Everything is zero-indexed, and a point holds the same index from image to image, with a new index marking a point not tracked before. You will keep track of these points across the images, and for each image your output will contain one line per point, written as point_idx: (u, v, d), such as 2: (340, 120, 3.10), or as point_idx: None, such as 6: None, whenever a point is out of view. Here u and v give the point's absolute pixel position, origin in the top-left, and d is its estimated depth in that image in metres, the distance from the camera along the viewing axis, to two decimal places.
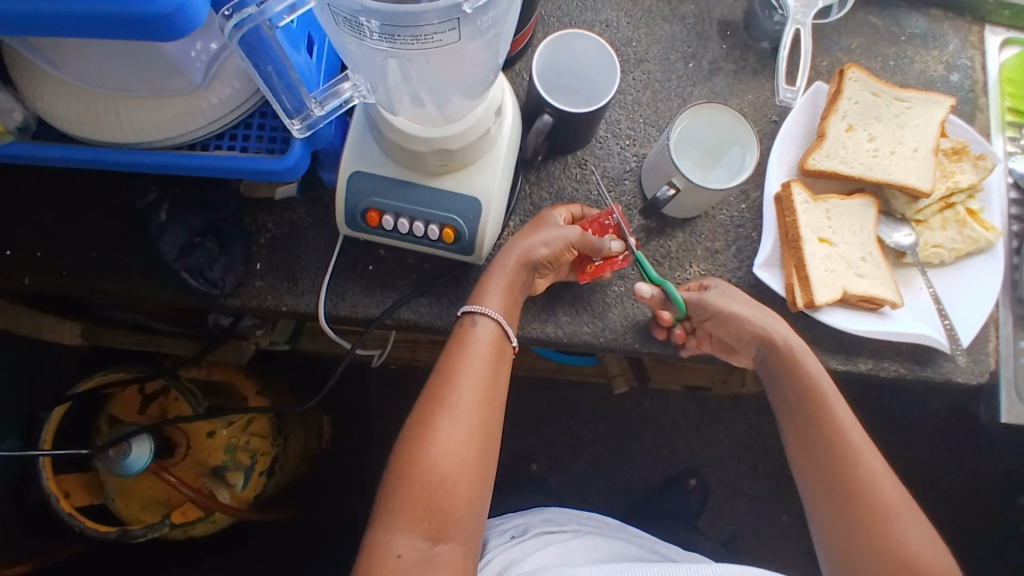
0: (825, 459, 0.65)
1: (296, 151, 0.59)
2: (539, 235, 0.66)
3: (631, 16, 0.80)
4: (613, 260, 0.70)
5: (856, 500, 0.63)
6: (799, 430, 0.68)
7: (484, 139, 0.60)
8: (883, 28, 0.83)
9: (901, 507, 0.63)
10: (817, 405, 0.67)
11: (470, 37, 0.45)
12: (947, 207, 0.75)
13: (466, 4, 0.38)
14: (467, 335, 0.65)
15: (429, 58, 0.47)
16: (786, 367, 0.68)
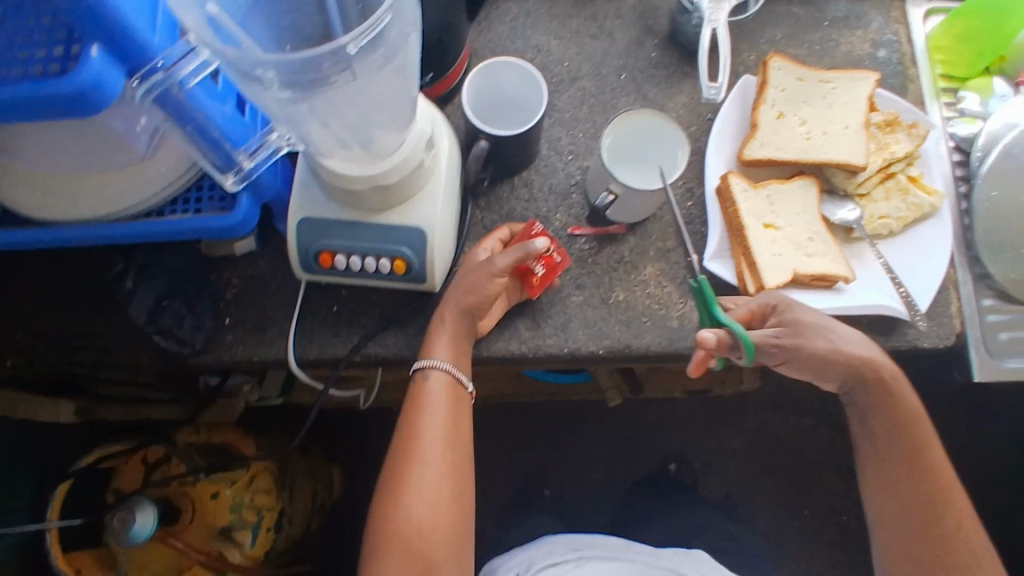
0: (909, 459, 0.67)
1: (244, 206, 0.62)
2: (472, 286, 0.66)
3: (561, 38, 0.83)
4: (553, 263, 0.71)
5: (934, 498, 0.66)
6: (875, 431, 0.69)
7: (419, 171, 0.62)
8: (806, 17, 0.85)
9: (952, 504, 0.66)
10: (892, 412, 0.67)
11: (369, 74, 0.49)
12: (889, 178, 0.76)
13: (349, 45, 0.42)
14: (424, 387, 0.67)
15: (337, 100, 0.51)
16: (868, 368, 0.66)
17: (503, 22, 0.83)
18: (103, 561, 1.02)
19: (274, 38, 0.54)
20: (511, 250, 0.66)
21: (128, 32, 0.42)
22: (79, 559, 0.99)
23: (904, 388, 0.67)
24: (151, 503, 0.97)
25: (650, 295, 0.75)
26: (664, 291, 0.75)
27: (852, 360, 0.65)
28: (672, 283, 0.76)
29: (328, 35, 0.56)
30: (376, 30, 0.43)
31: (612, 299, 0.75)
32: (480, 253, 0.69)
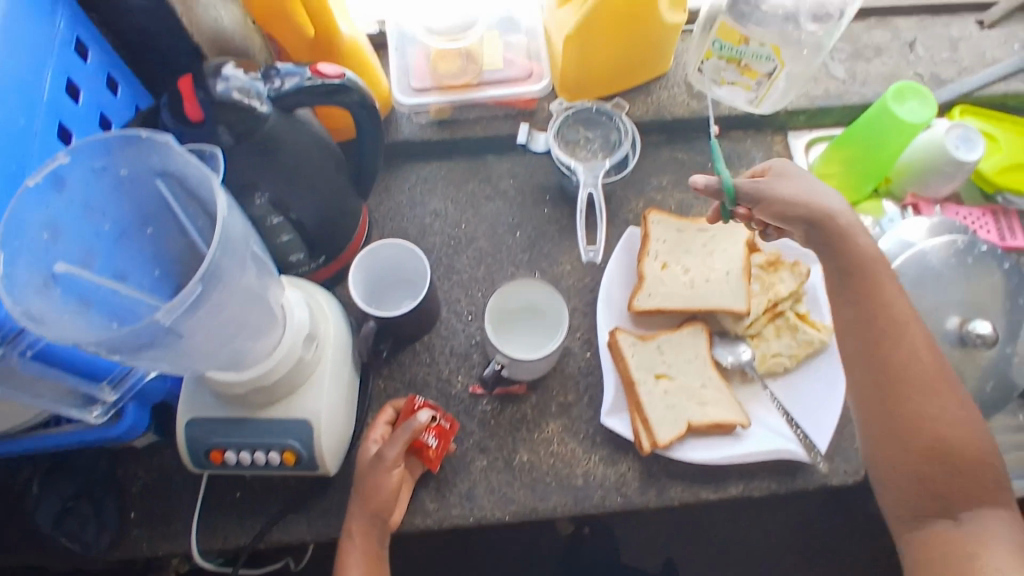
0: (888, 414, 0.63)
1: (130, 415, 0.64)
2: (371, 486, 0.66)
3: (457, 202, 0.87)
4: (443, 429, 0.71)
5: (899, 407, 0.62)
6: (869, 394, 0.64)
7: (298, 367, 0.64)
8: (690, 161, 0.89)
9: (925, 417, 0.61)
10: (884, 368, 0.64)
11: (221, 320, 0.53)
12: (777, 316, 0.77)
13: (166, 314, 0.45)
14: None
15: (208, 352, 0.54)
16: (847, 287, 0.67)
17: (402, 191, 0.87)
18: None
19: (139, 266, 0.55)
20: (395, 435, 0.67)
21: None
22: None
23: (891, 306, 0.65)
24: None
25: (553, 454, 0.75)
26: (568, 447, 0.75)
27: (818, 189, 0.69)
28: (575, 438, 0.76)
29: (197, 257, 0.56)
30: (191, 298, 0.47)
31: (517, 461, 0.75)
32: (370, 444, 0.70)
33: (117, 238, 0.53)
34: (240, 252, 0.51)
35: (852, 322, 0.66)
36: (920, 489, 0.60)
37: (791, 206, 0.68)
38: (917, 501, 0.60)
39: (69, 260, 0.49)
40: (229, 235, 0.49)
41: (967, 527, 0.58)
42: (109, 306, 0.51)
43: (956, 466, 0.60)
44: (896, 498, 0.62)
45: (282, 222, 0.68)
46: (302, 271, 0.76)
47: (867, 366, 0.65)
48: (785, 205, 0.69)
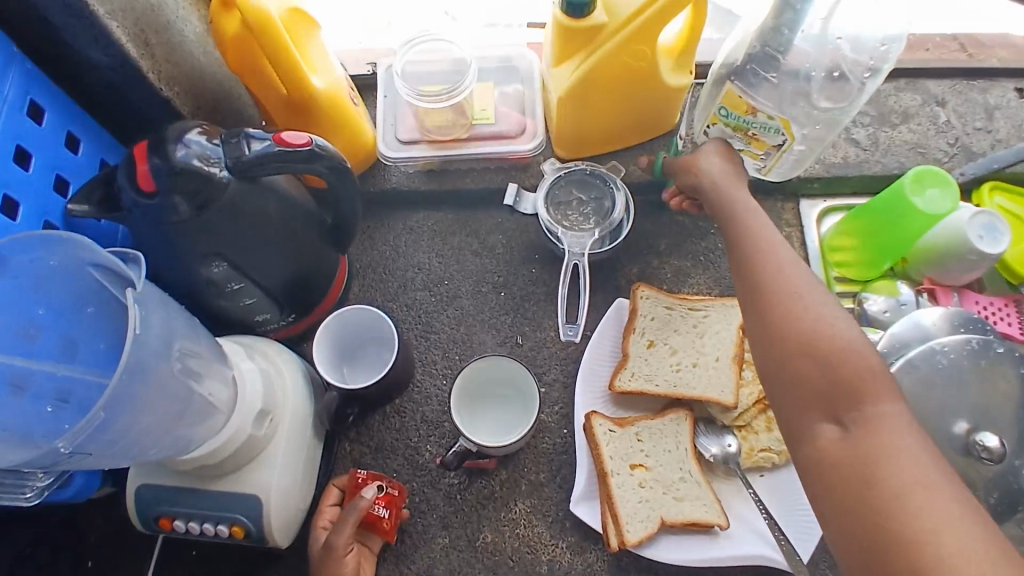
0: (772, 337, 0.53)
1: (80, 480, 0.63)
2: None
3: (442, 255, 0.84)
4: (392, 498, 0.68)
5: (798, 348, 0.51)
6: (743, 280, 0.59)
7: (249, 443, 0.62)
8: (691, 224, 0.85)
9: (821, 334, 0.51)
10: (762, 280, 0.57)
11: (141, 426, 0.49)
12: (768, 407, 0.73)
13: (64, 445, 0.42)
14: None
15: (128, 455, 0.51)
16: (745, 263, 0.59)
17: (387, 241, 0.85)
18: None
19: (93, 336, 0.54)
20: (342, 520, 0.64)
21: None
22: None
23: (783, 273, 0.56)
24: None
25: (519, 537, 0.71)
26: (535, 531, 0.72)
27: (727, 176, 0.68)
28: (543, 521, 0.72)
29: None
30: (95, 423, 0.43)
31: (480, 542, 0.71)
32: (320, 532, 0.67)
33: (60, 316, 0.52)
34: (154, 359, 0.48)
35: (737, 264, 0.60)
36: (836, 442, 0.48)
37: (716, 188, 0.67)
38: (836, 445, 0.47)
39: (2, 348, 0.50)
40: (138, 345, 0.45)
41: (885, 438, 0.46)
42: (46, 391, 0.52)
43: (839, 398, 0.49)
44: (797, 422, 0.50)
45: (244, 286, 0.66)
46: (272, 327, 0.74)
47: (745, 256, 0.60)
48: (707, 191, 0.68)
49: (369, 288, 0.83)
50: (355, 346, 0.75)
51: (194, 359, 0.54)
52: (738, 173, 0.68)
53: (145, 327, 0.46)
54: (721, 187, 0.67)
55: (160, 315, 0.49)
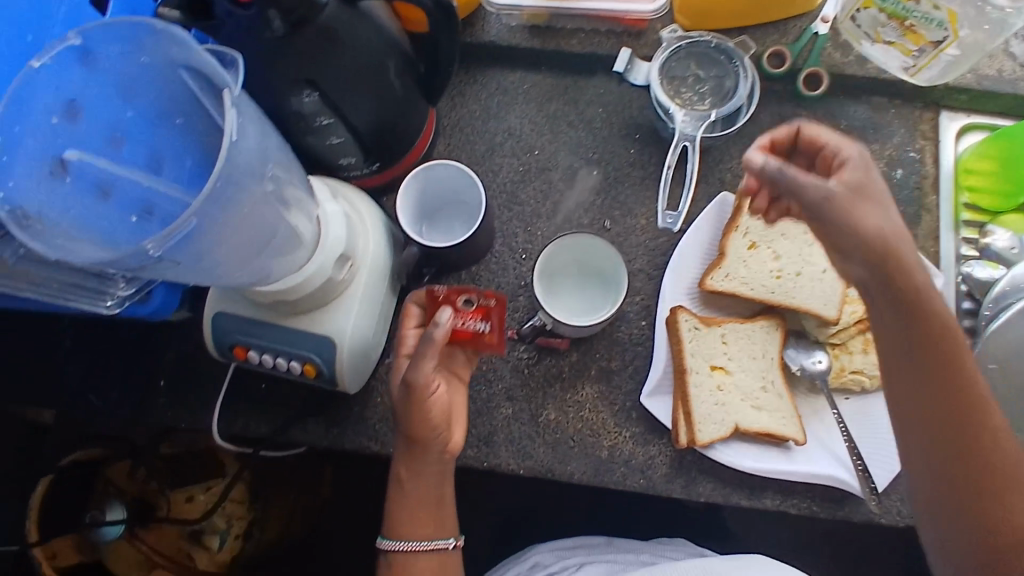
0: (942, 398, 0.53)
1: (158, 297, 0.63)
2: (411, 421, 0.60)
3: (536, 123, 0.77)
4: (485, 312, 0.59)
5: (972, 429, 0.53)
6: (896, 374, 0.54)
7: (329, 284, 0.60)
8: (814, 122, 0.76)
9: (982, 439, 0.53)
10: (929, 316, 0.51)
11: (232, 241, 0.48)
12: (868, 329, 0.68)
13: (153, 247, 0.40)
14: (407, 559, 0.64)
15: (217, 272, 0.50)
16: (906, 320, 0.52)
17: (479, 100, 0.78)
18: (82, 544, 0.99)
19: (176, 154, 0.50)
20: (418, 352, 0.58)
21: None
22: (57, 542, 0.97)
23: (949, 342, 0.52)
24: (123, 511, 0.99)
25: (582, 420, 0.71)
26: (599, 416, 0.70)
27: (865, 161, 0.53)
28: (609, 408, 0.71)
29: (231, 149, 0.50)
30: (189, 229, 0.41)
31: (542, 419, 0.71)
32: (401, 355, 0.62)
33: (146, 123, 0.49)
34: (250, 171, 0.45)
35: (895, 325, 0.53)
36: (984, 551, 0.54)
37: (875, 255, 0.50)
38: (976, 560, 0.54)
39: (87, 147, 0.46)
40: (234, 154, 0.43)
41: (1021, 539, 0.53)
42: (129, 200, 0.48)
43: (983, 481, 0.53)
44: (939, 500, 0.55)
45: (333, 124, 0.62)
46: (356, 174, 0.70)
47: (911, 324, 0.52)
48: (848, 234, 0.50)
49: (455, 148, 0.78)
50: (445, 200, 0.71)
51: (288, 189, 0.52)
52: (894, 217, 0.51)
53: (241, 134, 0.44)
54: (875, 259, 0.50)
55: (254, 128, 0.46)
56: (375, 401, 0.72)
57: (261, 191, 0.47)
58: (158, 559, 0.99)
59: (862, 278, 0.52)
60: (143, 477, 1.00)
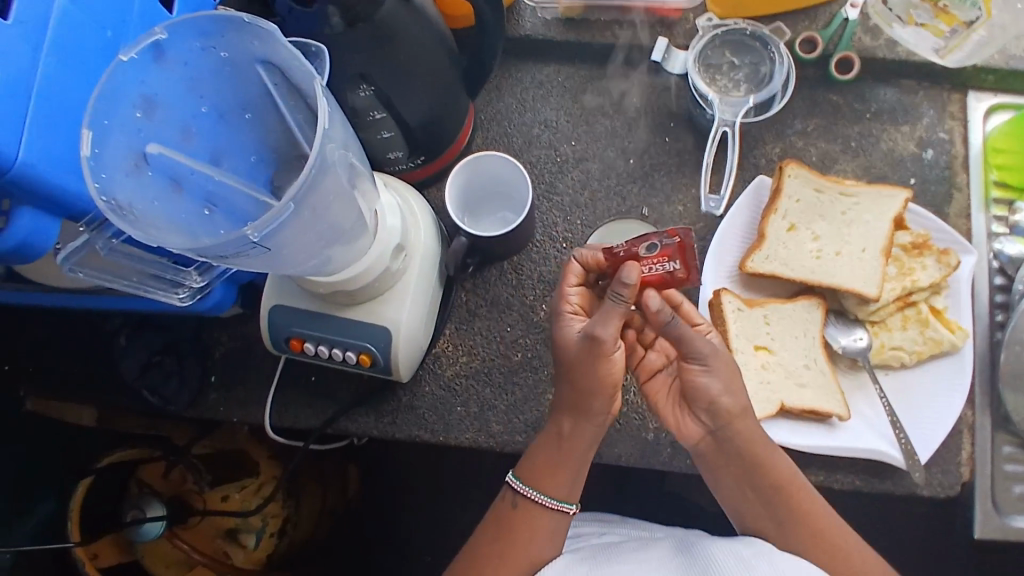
0: (770, 487, 0.60)
1: (218, 293, 0.64)
2: (589, 373, 0.59)
3: (571, 114, 0.79)
4: (673, 252, 0.57)
5: (788, 505, 0.60)
6: (748, 493, 0.61)
7: (385, 274, 0.62)
8: (845, 106, 0.77)
9: (806, 504, 0.60)
10: (737, 436, 0.61)
11: (318, 230, 0.51)
12: (907, 307, 0.70)
13: (253, 232, 0.43)
14: (534, 512, 0.61)
15: (303, 262, 0.54)
16: (727, 441, 0.61)
17: (514, 93, 0.80)
18: (122, 543, 0.96)
19: (238, 151, 0.53)
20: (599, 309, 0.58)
21: (50, 185, 0.41)
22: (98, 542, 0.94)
23: (767, 450, 0.61)
24: (162, 507, 0.95)
25: (627, 402, 0.72)
26: (644, 398, 0.72)
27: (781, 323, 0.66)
28: None
29: (295, 143, 0.54)
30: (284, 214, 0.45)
31: None
32: (570, 313, 0.62)
33: (218, 118, 0.51)
34: (337, 162, 0.49)
35: (722, 441, 0.61)
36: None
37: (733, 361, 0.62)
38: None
39: (163, 141, 0.48)
40: (324, 145, 0.47)
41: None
42: (200, 192, 0.49)
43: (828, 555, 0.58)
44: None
45: (386, 117, 0.63)
46: (400, 169, 0.72)
47: (727, 440, 0.61)
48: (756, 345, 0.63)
49: (492, 140, 0.79)
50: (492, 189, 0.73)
51: (368, 183, 0.56)
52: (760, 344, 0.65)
53: (330, 127, 0.48)
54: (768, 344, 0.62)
55: (341, 123, 0.50)
56: (424, 390, 0.74)
57: (341, 182, 0.51)
58: (195, 556, 0.95)
59: (718, 384, 0.60)
60: (178, 476, 0.97)
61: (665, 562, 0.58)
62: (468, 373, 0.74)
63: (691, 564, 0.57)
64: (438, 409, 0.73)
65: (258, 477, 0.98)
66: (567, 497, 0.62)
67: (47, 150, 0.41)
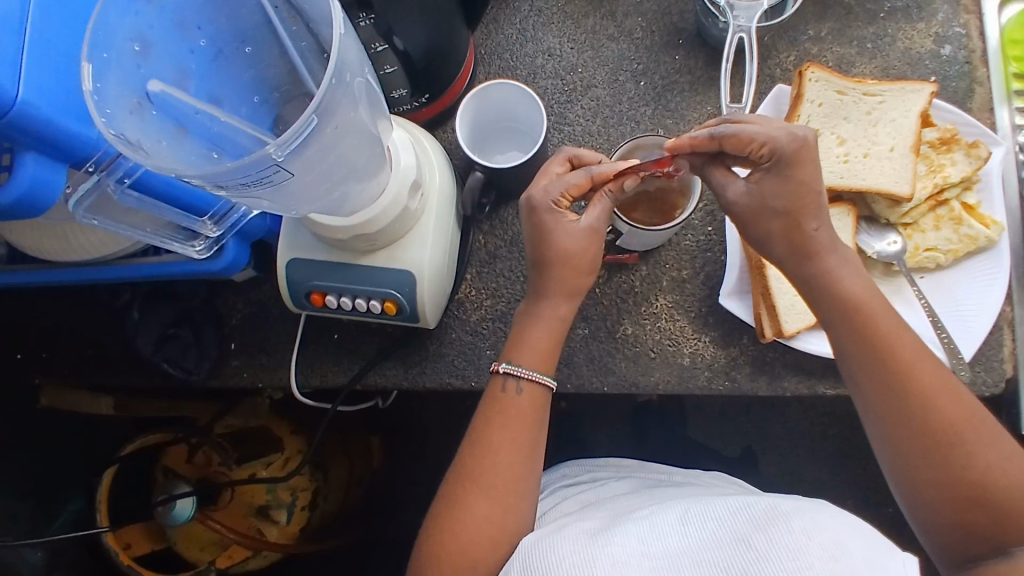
0: (873, 353, 0.54)
1: (231, 250, 0.61)
2: (578, 255, 0.60)
3: (576, 40, 0.76)
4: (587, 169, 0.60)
5: (883, 354, 0.54)
6: (852, 368, 0.56)
7: (406, 215, 0.59)
8: (857, 7, 0.75)
9: (920, 374, 0.53)
10: (839, 294, 0.56)
11: (338, 156, 0.49)
12: (939, 205, 0.68)
13: (275, 151, 0.41)
14: (520, 448, 0.58)
15: (320, 196, 0.51)
16: (822, 296, 0.57)
17: (513, 24, 0.76)
18: (155, 530, 0.94)
19: (237, 92, 0.50)
20: (594, 201, 0.60)
21: (54, 127, 0.38)
22: (130, 532, 0.91)
23: (878, 311, 0.55)
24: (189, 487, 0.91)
25: (661, 330, 0.70)
26: (676, 324, 0.70)
27: (800, 138, 0.54)
28: (686, 315, 0.70)
29: (296, 79, 0.52)
30: (303, 132, 0.43)
31: (620, 333, 0.70)
32: (561, 204, 0.60)
33: (217, 53, 0.49)
34: (355, 85, 0.46)
35: (821, 302, 0.57)
36: (954, 505, 0.51)
37: (785, 197, 0.55)
38: (959, 497, 0.51)
39: (163, 78, 0.45)
40: (344, 66, 0.44)
41: (991, 474, 0.51)
42: (206, 134, 0.47)
43: (931, 429, 0.52)
44: (893, 452, 0.54)
45: (387, 50, 0.60)
46: (404, 109, 0.68)
47: (827, 296, 0.56)
48: (786, 181, 0.54)
49: (495, 75, 0.76)
50: (502, 121, 0.72)
51: (384, 118, 0.53)
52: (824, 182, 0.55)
53: (347, 45, 0.45)
54: (766, 184, 0.55)
55: (356, 43, 0.47)
56: (451, 337, 0.72)
57: (359, 109, 0.48)
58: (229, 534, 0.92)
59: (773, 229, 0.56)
60: (203, 458, 0.94)
61: (685, 512, 0.52)
62: (493, 315, 0.72)
63: (712, 516, 0.50)
64: (467, 354, 0.71)
65: (282, 452, 0.95)
66: (549, 371, 0.61)
67: (45, 89, 0.38)
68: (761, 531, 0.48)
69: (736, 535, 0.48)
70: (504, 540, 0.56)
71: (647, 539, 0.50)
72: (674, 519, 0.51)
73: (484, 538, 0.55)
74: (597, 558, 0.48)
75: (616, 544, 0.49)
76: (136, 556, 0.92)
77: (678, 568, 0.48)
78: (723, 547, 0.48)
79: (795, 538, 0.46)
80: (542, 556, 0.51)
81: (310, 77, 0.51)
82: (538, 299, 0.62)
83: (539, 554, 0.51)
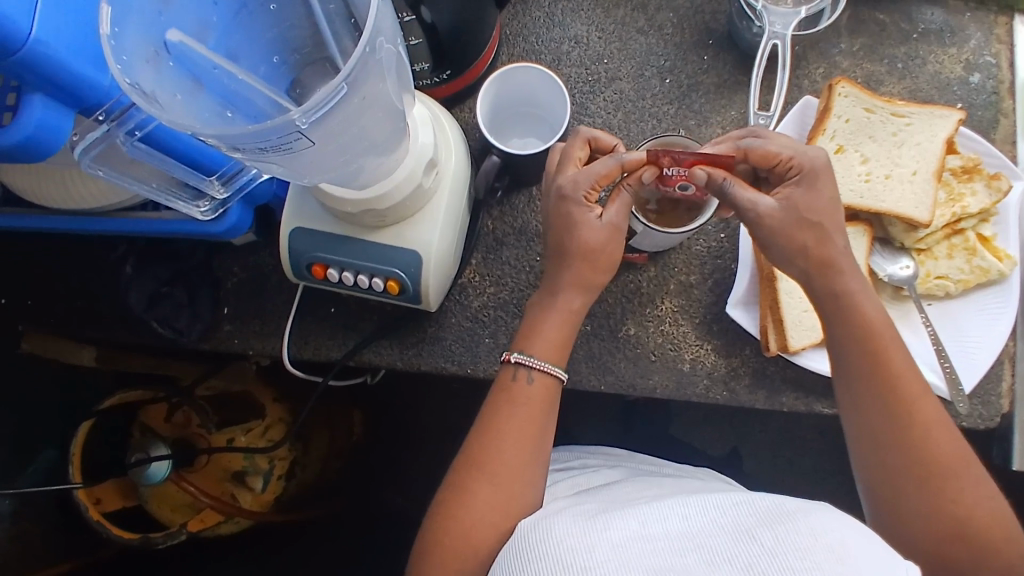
0: (881, 385, 0.55)
1: (234, 214, 0.59)
2: (603, 246, 0.58)
3: (604, 30, 0.74)
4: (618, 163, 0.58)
5: (890, 391, 0.54)
6: (855, 396, 0.56)
7: (418, 194, 0.57)
8: (891, 25, 0.73)
9: (922, 410, 0.54)
10: (859, 321, 0.55)
11: (359, 128, 0.47)
12: (955, 234, 0.67)
13: (301, 118, 0.39)
14: (529, 432, 0.57)
15: (336, 167, 0.50)
16: (839, 325, 0.56)
17: (542, 7, 0.74)
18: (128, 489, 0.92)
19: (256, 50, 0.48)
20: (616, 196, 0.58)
21: (66, 72, 0.36)
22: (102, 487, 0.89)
23: (894, 348, 0.55)
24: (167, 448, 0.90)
25: (663, 333, 0.69)
26: (680, 329, 0.69)
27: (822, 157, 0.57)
28: (689, 321, 0.69)
29: (318, 43, 0.50)
30: (329, 99, 0.41)
31: (622, 333, 0.69)
32: (590, 197, 0.58)
33: (241, 8, 0.47)
34: (385, 55, 0.44)
35: (837, 327, 0.56)
36: (938, 539, 0.52)
37: (815, 211, 0.55)
38: (942, 530, 0.52)
39: (183, 29, 0.43)
40: (377, 32, 0.42)
41: (977, 515, 0.52)
42: (222, 91, 0.45)
43: (926, 466, 0.53)
44: (882, 480, 0.54)
45: (413, 21, 0.59)
46: (423, 84, 0.66)
47: (844, 321, 0.56)
48: (816, 193, 0.55)
49: (518, 58, 0.74)
50: (524, 106, 0.70)
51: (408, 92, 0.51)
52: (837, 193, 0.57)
53: (381, 13, 0.43)
54: (796, 197, 0.55)
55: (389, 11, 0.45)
56: (450, 321, 0.70)
57: (385, 84, 0.46)
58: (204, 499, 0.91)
59: (788, 247, 0.55)
60: (183, 418, 0.92)
61: (686, 500, 0.51)
62: (495, 304, 0.71)
63: (712, 505, 0.50)
64: (464, 341, 0.70)
65: (264, 420, 0.94)
66: (560, 363, 0.60)
67: (61, 33, 0.35)
68: (767, 526, 0.47)
69: (741, 526, 0.47)
70: (504, 523, 0.55)
71: (648, 525, 0.49)
72: (674, 507, 0.51)
73: (485, 523, 0.54)
74: (598, 543, 0.48)
75: (614, 531, 0.49)
76: (106, 512, 0.90)
77: (683, 549, 0.47)
78: (727, 537, 0.47)
79: (802, 538, 0.45)
80: (540, 539, 0.50)
81: (335, 44, 0.49)
82: (546, 288, 0.61)
83: (538, 535, 0.51)
